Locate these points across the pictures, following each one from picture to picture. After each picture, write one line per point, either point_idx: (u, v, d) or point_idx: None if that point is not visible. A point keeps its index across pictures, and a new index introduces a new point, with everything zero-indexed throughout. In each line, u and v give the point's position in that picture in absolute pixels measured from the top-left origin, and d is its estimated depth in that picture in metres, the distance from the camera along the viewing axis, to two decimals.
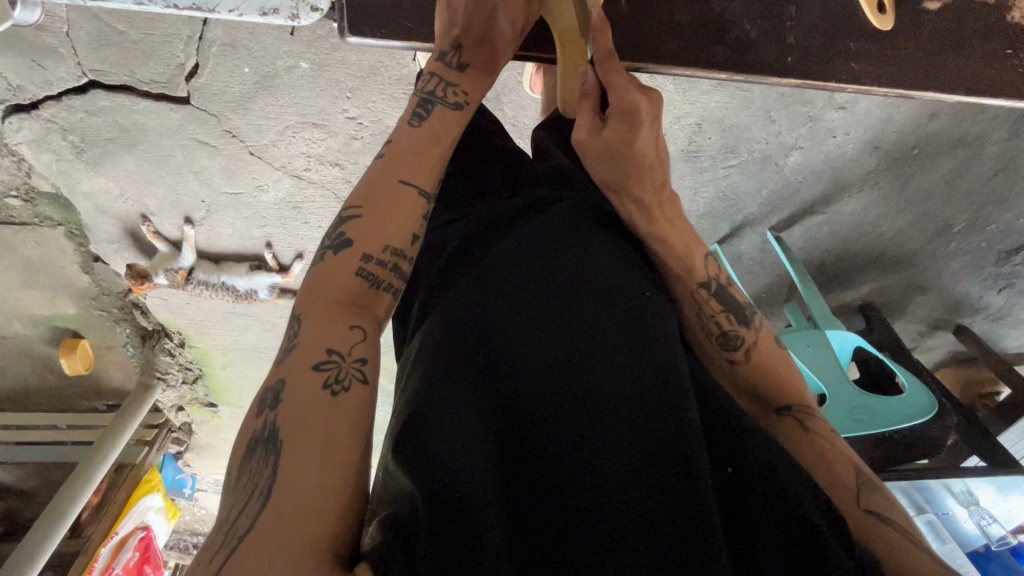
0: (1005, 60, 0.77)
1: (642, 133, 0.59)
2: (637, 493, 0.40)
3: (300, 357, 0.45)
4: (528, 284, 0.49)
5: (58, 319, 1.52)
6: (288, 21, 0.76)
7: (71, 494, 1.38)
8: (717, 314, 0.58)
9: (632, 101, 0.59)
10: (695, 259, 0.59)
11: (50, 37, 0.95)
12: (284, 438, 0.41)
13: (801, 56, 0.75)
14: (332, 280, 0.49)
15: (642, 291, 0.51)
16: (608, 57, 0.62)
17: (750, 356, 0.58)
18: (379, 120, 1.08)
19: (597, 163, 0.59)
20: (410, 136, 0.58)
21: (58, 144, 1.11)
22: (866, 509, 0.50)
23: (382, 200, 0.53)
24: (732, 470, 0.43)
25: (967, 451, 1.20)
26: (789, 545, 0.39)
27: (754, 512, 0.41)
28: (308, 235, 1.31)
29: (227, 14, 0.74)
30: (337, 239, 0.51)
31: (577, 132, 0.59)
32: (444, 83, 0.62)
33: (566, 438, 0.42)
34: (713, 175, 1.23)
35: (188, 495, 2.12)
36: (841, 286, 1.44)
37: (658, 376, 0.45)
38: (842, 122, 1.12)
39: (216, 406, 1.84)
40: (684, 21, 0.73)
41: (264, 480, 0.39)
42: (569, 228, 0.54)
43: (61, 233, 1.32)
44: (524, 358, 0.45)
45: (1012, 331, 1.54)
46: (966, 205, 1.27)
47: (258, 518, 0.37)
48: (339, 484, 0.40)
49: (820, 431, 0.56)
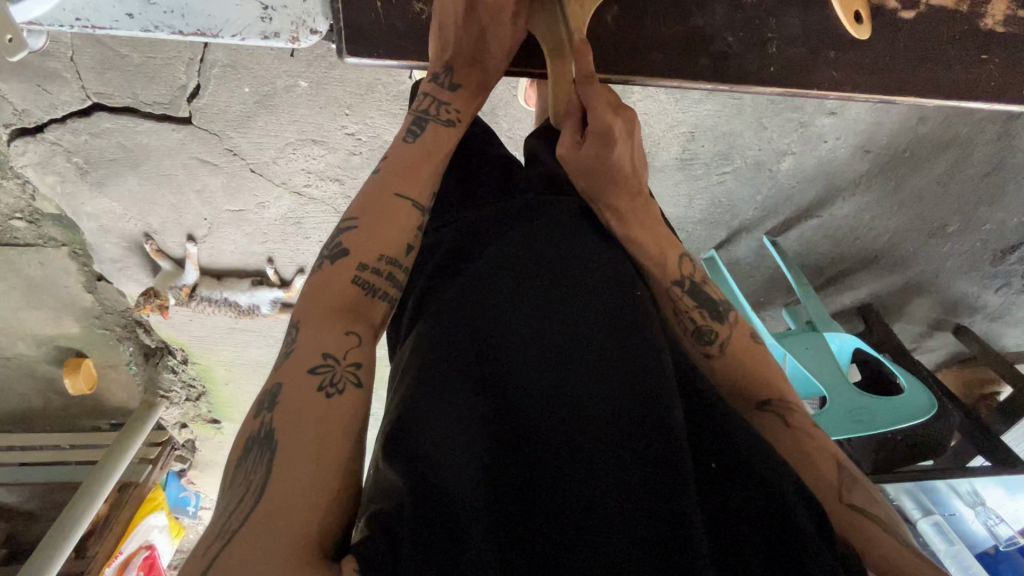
0: (982, 65, 0.79)
1: (619, 150, 0.61)
2: (622, 493, 0.41)
3: (295, 362, 0.46)
4: (516, 287, 0.51)
5: (61, 339, 1.53)
6: (290, 44, 0.78)
7: (77, 513, 1.37)
8: (691, 309, 0.60)
9: (606, 122, 0.59)
10: (668, 257, 0.61)
11: (55, 62, 0.98)
12: (280, 437, 0.42)
13: (784, 65, 0.77)
14: (329, 288, 0.50)
15: (630, 291, 0.52)
16: (587, 77, 0.60)
17: (725, 350, 0.59)
18: (377, 135, 1.10)
19: (576, 178, 0.62)
20: (407, 151, 0.59)
21: (62, 166, 1.13)
22: (848, 504, 0.52)
23: (379, 213, 0.54)
24: (716, 466, 0.44)
25: (970, 450, 1.21)
26: (770, 542, 0.41)
27: (736, 509, 0.42)
28: (309, 250, 1.33)
29: (230, 38, 0.76)
30: (334, 248, 0.53)
31: (558, 148, 0.62)
32: (437, 101, 0.64)
33: (551, 438, 0.43)
34: (708, 181, 1.24)
35: (193, 513, 2.09)
36: (838, 288, 1.45)
37: (645, 376, 0.46)
38: (833, 127, 1.14)
39: (219, 422, 1.85)
40: (670, 33, 0.75)
41: (259, 478, 0.40)
42: (559, 230, 0.56)
43: (65, 254, 1.34)
44: (514, 361, 0.47)
45: (1011, 330, 1.55)
46: (958, 206, 1.28)
47: (252, 513, 0.38)
48: (333, 481, 0.41)
49: (800, 429, 0.56)
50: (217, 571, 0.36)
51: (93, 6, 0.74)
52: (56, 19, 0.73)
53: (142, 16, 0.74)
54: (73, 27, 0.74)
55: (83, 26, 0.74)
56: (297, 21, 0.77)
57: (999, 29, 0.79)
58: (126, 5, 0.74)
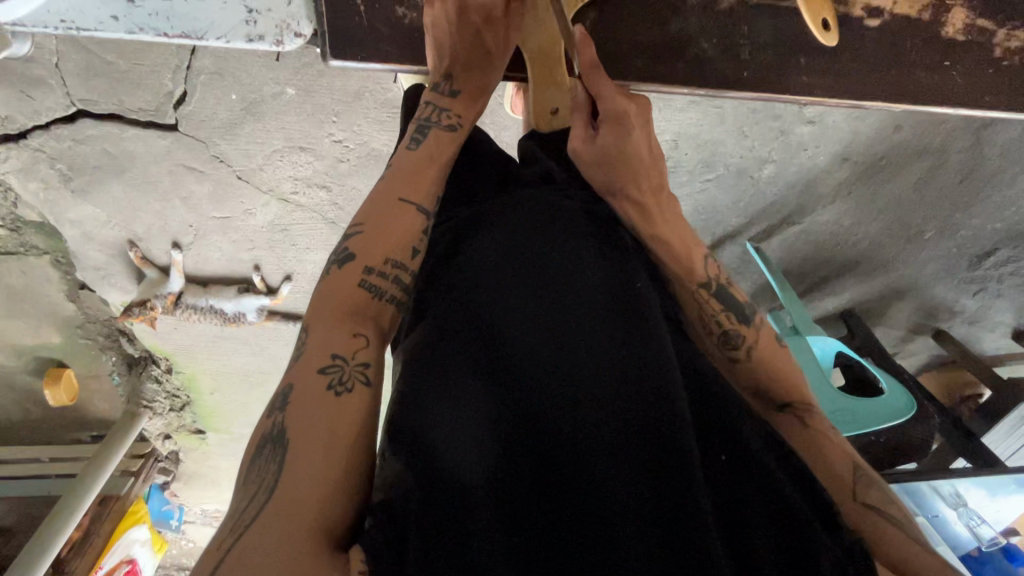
0: (945, 71, 0.81)
1: (632, 134, 0.65)
2: (625, 476, 0.43)
3: (305, 364, 0.48)
4: (518, 277, 0.52)
5: (42, 349, 1.50)
6: (274, 46, 0.79)
7: (51, 531, 1.33)
8: (717, 313, 0.61)
9: (621, 107, 0.65)
10: (694, 261, 0.62)
11: (39, 68, 0.98)
12: (291, 437, 0.44)
13: (758, 71, 0.79)
14: (336, 292, 0.53)
15: (632, 283, 0.53)
16: (594, 67, 0.65)
17: (752, 354, 0.60)
18: (364, 142, 1.11)
19: (592, 169, 0.64)
20: (410, 158, 0.61)
21: (45, 172, 1.12)
22: (862, 502, 0.54)
23: (384, 218, 0.56)
24: (726, 458, 0.46)
25: (953, 451, 1.22)
26: (778, 530, 0.43)
27: (746, 507, 0.44)
28: (296, 257, 1.33)
29: (216, 41, 0.77)
30: (341, 253, 0.55)
31: (575, 138, 0.65)
32: (438, 108, 0.66)
33: (560, 425, 0.45)
34: (691, 189, 1.27)
35: (176, 527, 2.10)
36: (821, 292, 1.48)
37: (650, 367, 0.47)
38: (812, 136, 1.17)
39: (204, 432, 1.82)
40: (648, 40, 0.77)
41: (270, 476, 0.42)
42: (564, 221, 0.56)
43: (46, 262, 1.32)
44: (519, 356, 0.48)
45: (990, 335, 1.58)
46: (935, 212, 1.31)
47: (264, 508, 0.40)
48: (340, 478, 0.43)
49: (822, 430, 0.59)
50: (232, 563, 0.38)
51: (78, 9, 0.74)
52: (41, 20, 0.73)
53: (127, 18, 0.75)
54: (57, 29, 0.74)
55: (70, 29, 0.74)
56: (281, 24, 0.78)
57: (961, 37, 0.81)
58: (111, 8, 0.74)
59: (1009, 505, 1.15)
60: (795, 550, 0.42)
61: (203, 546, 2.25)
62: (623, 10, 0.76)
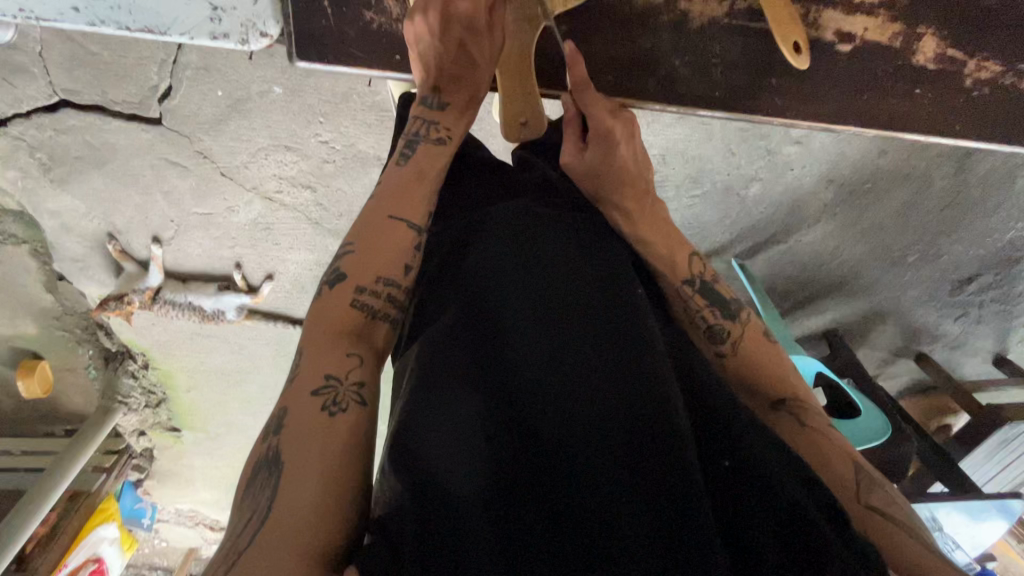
0: (917, 99, 0.82)
1: (620, 150, 0.67)
2: (619, 471, 0.41)
3: (298, 388, 0.48)
4: (514, 276, 0.51)
5: (17, 340, 1.48)
6: (239, 45, 0.78)
7: (16, 523, 1.29)
8: (702, 308, 0.61)
9: (607, 126, 0.67)
10: (677, 258, 0.63)
11: (23, 56, 0.97)
12: (285, 462, 0.44)
13: (730, 91, 0.80)
14: (328, 314, 0.52)
15: (625, 294, 0.52)
16: (584, 86, 0.69)
17: (736, 349, 0.60)
18: (351, 143, 1.11)
19: (582, 181, 0.66)
20: (398, 175, 0.61)
21: (25, 161, 1.11)
22: (868, 506, 0.50)
23: (373, 237, 0.56)
24: (729, 464, 0.44)
25: (930, 476, 1.22)
26: (789, 540, 0.40)
27: (747, 518, 0.41)
28: (278, 256, 1.31)
29: (179, 37, 0.76)
30: (333, 274, 0.55)
31: (566, 156, 0.66)
32: (427, 122, 0.65)
33: (553, 423, 0.43)
34: (679, 203, 1.27)
35: (147, 526, 2.06)
36: (804, 312, 1.48)
37: (645, 372, 0.46)
38: (799, 156, 1.18)
39: (180, 431, 1.79)
40: (621, 54, 0.78)
41: (265, 500, 0.42)
42: (562, 232, 0.56)
43: (24, 251, 1.30)
44: (516, 360, 0.47)
45: (970, 360, 1.58)
46: (920, 237, 1.32)
47: (258, 531, 0.40)
48: (337, 496, 0.43)
49: (817, 427, 0.56)
50: None
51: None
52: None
53: (89, 10, 0.74)
54: (16, 17, 0.74)
55: (28, 18, 0.74)
56: (246, 23, 0.77)
57: (931, 65, 0.82)
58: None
59: (987, 531, 1.15)
60: (805, 557, 0.39)
61: (176, 546, 2.22)
62: (598, 23, 0.77)
